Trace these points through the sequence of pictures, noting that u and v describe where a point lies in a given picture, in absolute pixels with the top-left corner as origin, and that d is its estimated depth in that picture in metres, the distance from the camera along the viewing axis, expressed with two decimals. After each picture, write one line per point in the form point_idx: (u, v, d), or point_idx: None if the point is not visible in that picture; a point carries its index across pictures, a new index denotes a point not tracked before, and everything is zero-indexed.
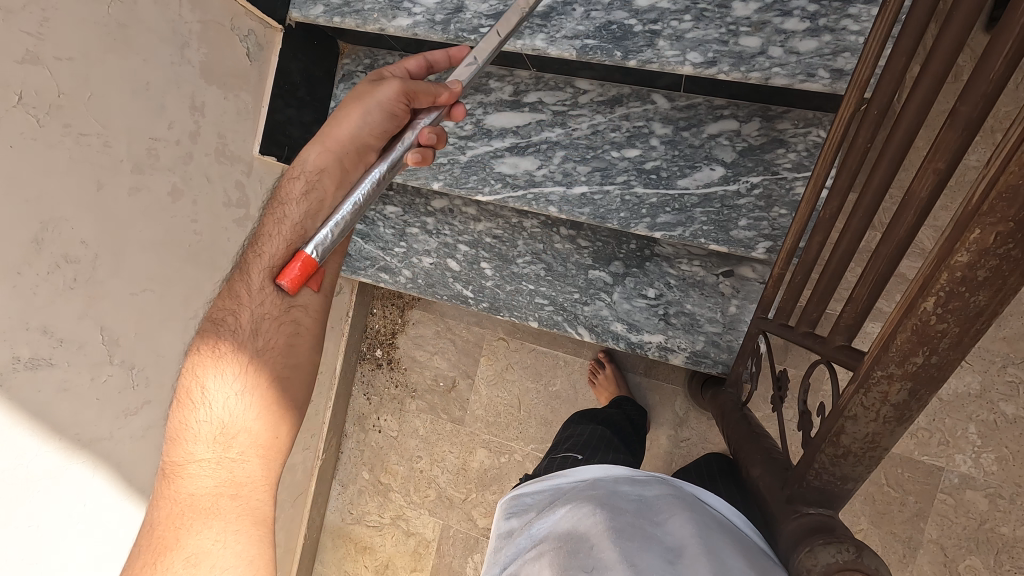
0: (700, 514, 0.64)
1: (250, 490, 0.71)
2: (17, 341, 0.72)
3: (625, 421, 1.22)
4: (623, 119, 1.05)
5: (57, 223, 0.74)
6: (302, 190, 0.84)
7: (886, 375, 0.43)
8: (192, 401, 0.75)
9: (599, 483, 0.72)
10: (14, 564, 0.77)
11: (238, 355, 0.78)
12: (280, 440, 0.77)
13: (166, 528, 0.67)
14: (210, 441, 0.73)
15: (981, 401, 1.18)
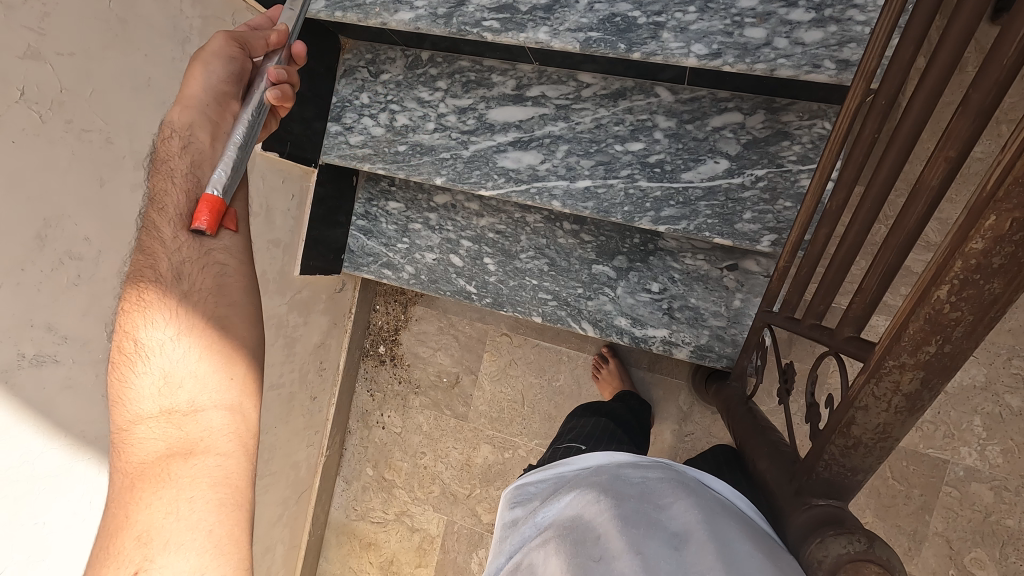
0: (704, 498, 0.63)
1: (211, 442, 0.58)
2: (21, 338, 0.72)
3: (629, 414, 1.22)
4: (626, 112, 1.04)
5: (60, 220, 0.74)
6: (178, 147, 0.73)
7: (898, 364, 0.43)
8: (127, 361, 0.63)
9: (602, 469, 0.71)
10: (21, 562, 0.77)
11: (166, 303, 0.65)
12: (243, 384, 0.64)
13: (114, 506, 0.54)
14: (158, 397, 0.60)
15: (986, 393, 1.18)
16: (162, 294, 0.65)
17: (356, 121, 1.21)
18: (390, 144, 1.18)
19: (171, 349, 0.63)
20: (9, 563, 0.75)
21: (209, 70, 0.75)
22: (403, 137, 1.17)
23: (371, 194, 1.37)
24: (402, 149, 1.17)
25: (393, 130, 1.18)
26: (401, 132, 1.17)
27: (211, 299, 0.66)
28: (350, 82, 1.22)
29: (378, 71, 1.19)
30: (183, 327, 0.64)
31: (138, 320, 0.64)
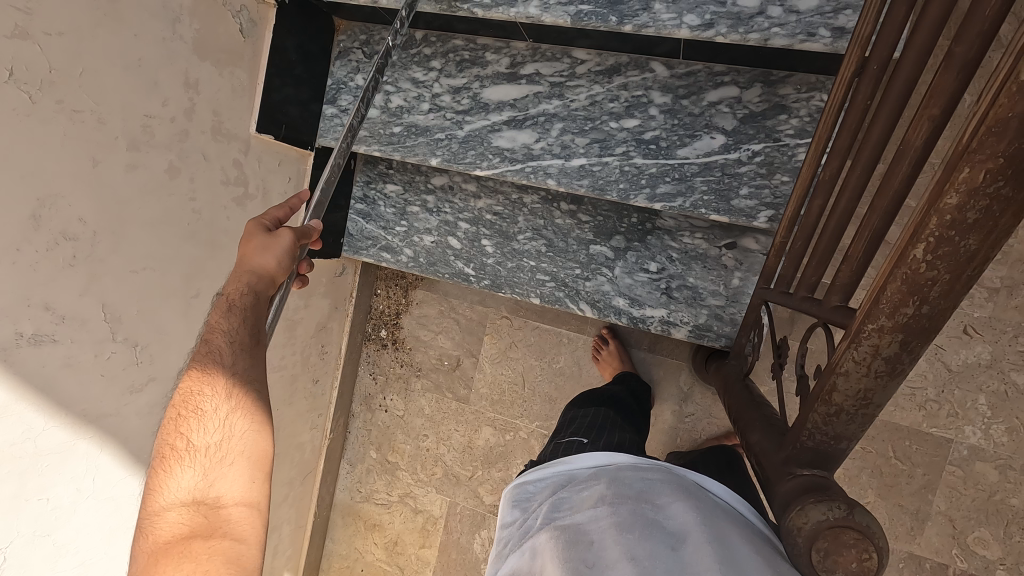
0: (702, 500, 0.68)
1: (232, 532, 0.64)
2: (19, 317, 0.73)
3: (629, 397, 1.22)
4: (621, 88, 1.03)
5: (54, 201, 0.75)
6: (227, 318, 0.76)
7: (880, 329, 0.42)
8: (171, 434, 0.70)
9: (601, 473, 0.76)
10: (23, 536, 0.80)
11: (221, 387, 0.73)
12: (236, 447, 0.70)
13: (158, 471, 0.69)
14: (203, 436, 0.70)
15: (991, 371, 1.17)
16: (216, 377, 0.73)
17: (352, 103, 1.21)
18: (385, 125, 1.17)
19: (211, 440, 0.70)
20: (14, 535, 0.79)
21: (287, 257, 0.79)
22: (398, 119, 1.16)
23: (369, 177, 1.37)
24: (397, 130, 1.16)
25: (388, 112, 1.17)
26: (396, 113, 1.17)
27: (269, 409, 0.75)
28: (344, 63, 1.22)
29: (373, 52, 1.19)
30: (219, 416, 0.71)
31: (192, 400, 0.72)
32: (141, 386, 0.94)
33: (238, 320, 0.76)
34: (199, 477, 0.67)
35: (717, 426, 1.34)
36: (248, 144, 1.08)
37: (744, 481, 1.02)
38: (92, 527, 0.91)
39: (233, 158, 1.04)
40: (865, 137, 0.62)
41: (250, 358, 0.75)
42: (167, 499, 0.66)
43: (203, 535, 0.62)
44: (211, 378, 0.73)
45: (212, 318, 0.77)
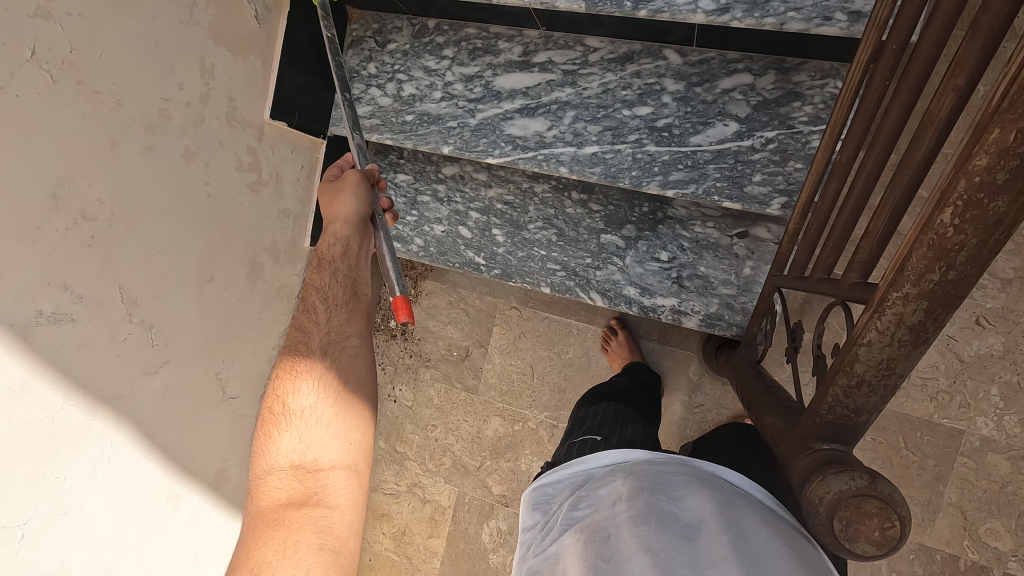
0: (718, 492, 0.68)
1: (332, 491, 0.70)
2: (38, 296, 0.74)
3: (639, 389, 1.22)
4: (634, 76, 1.03)
5: (73, 181, 0.76)
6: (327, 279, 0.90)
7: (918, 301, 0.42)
8: (279, 403, 0.80)
9: (618, 470, 0.76)
10: (40, 513, 0.81)
11: (322, 358, 0.83)
12: (337, 413, 0.78)
13: (268, 435, 0.78)
14: (307, 403, 0.78)
15: (1004, 362, 1.16)
16: (314, 355, 0.83)
17: (363, 92, 1.20)
18: (398, 114, 1.18)
19: (310, 413, 0.78)
20: (32, 513, 0.80)
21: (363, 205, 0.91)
22: (411, 107, 1.17)
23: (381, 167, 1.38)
24: (409, 118, 1.17)
25: (400, 100, 1.18)
26: (408, 102, 1.17)
27: (364, 380, 0.83)
28: (357, 53, 1.21)
29: (385, 41, 1.19)
30: (321, 386, 0.80)
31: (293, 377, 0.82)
32: (155, 369, 0.95)
33: (339, 278, 0.90)
34: (303, 439, 0.75)
35: (727, 416, 1.34)
36: (262, 131, 1.08)
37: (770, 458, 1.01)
38: (107, 507, 0.92)
39: (247, 145, 1.05)
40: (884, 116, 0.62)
41: (349, 310, 0.88)
42: (276, 459, 0.74)
43: (309, 489, 0.69)
44: (314, 350, 0.84)
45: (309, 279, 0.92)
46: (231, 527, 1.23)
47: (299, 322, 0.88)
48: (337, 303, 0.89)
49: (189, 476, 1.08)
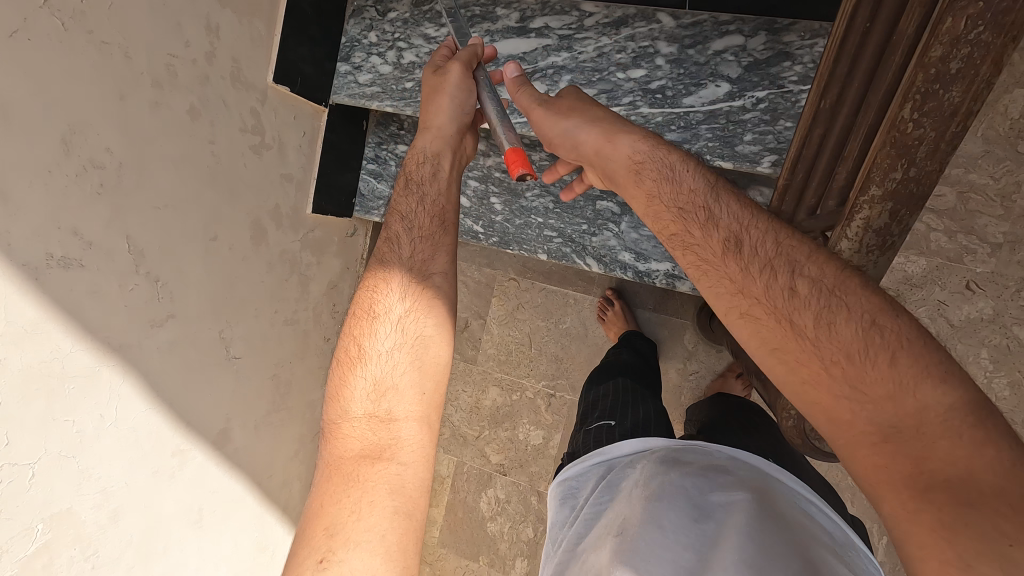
0: (728, 479, 0.73)
1: (409, 444, 0.72)
2: (50, 239, 0.77)
3: (642, 362, 1.25)
4: (628, 40, 1.05)
5: (84, 128, 0.78)
6: (416, 208, 0.92)
7: (787, 291, 0.61)
8: (360, 337, 0.82)
9: (638, 462, 0.82)
10: (50, 453, 0.84)
11: (405, 298, 0.84)
12: (418, 359, 0.80)
13: (347, 373, 0.80)
14: (385, 347, 0.80)
15: (993, 326, 1.18)
16: (394, 297, 0.84)
17: (364, 60, 1.24)
18: (398, 81, 1.21)
19: (387, 357, 0.79)
20: (42, 452, 0.83)
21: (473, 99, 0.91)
22: (411, 74, 1.20)
23: (381, 138, 1.41)
24: (409, 85, 1.20)
25: (401, 68, 1.21)
26: (408, 69, 1.20)
27: (444, 326, 0.84)
28: (359, 23, 1.25)
29: (386, 10, 1.22)
30: (399, 330, 0.82)
31: (372, 318, 0.84)
32: (161, 321, 0.97)
33: (433, 211, 0.91)
34: (381, 383, 0.77)
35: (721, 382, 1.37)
36: (265, 95, 1.11)
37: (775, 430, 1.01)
38: (113, 455, 0.94)
39: (251, 107, 1.08)
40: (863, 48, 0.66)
41: (432, 244, 0.89)
42: (354, 398, 0.76)
43: (390, 440, 0.72)
44: (401, 288, 0.85)
45: (392, 198, 0.94)
46: (235, 488, 1.26)
47: (381, 253, 0.90)
48: (422, 234, 0.90)
49: (196, 432, 1.11)
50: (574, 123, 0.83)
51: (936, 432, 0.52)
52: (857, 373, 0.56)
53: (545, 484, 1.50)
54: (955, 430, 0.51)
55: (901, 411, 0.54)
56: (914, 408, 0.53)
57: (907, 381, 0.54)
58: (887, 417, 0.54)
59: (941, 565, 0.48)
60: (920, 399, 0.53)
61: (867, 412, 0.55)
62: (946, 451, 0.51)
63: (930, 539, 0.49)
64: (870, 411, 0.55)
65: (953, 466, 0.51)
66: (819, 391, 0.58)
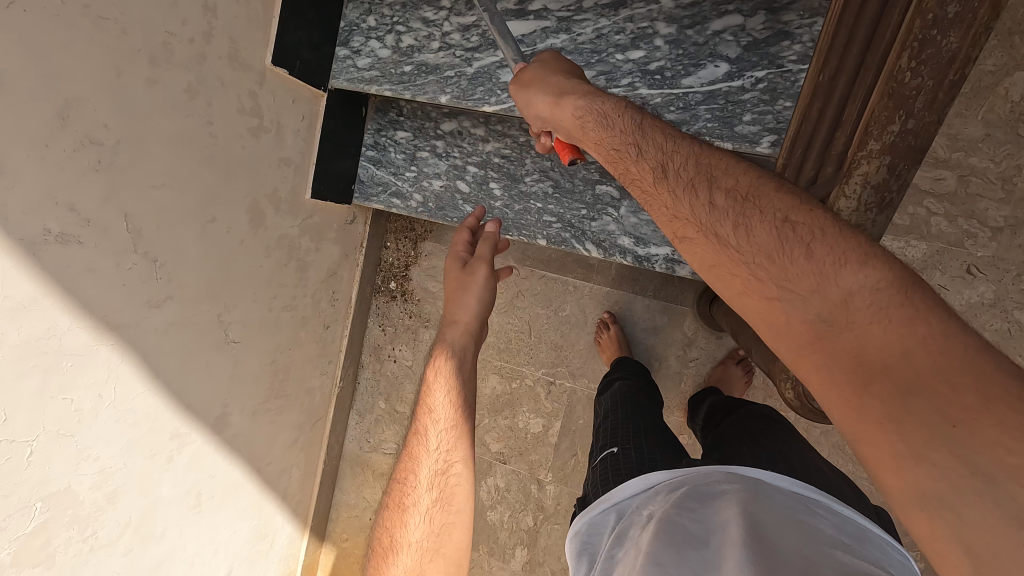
0: (737, 504, 0.67)
1: None
2: (46, 214, 0.77)
3: (645, 375, 1.25)
4: (627, 21, 1.05)
5: (80, 103, 0.78)
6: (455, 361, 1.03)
7: (709, 205, 0.61)
8: (400, 505, 0.88)
9: (649, 505, 0.77)
10: (47, 432, 0.84)
11: (444, 445, 0.93)
12: (451, 511, 0.85)
13: (389, 542, 0.85)
14: (420, 518, 0.85)
15: (995, 310, 1.18)
16: (432, 435, 0.94)
17: (363, 44, 1.24)
18: (397, 65, 1.21)
19: (421, 522, 0.85)
20: (39, 432, 0.83)
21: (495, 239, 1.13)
22: (409, 58, 1.20)
23: (380, 125, 1.41)
24: (408, 69, 1.20)
25: (399, 51, 1.21)
26: (407, 53, 1.20)
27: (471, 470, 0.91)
28: (357, 7, 1.24)
29: None
30: (434, 484, 0.88)
31: (412, 474, 0.91)
32: (159, 302, 0.97)
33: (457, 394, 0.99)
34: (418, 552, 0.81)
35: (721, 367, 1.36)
36: (263, 77, 1.11)
37: (788, 434, 1.00)
38: (110, 436, 0.94)
39: (248, 88, 1.08)
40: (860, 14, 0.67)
41: (470, 342, 1.07)
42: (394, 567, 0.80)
43: None
44: (444, 422, 0.95)
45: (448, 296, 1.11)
46: (232, 473, 1.26)
47: (431, 370, 1.03)
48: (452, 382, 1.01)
49: (194, 416, 1.11)
50: (539, 81, 0.87)
51: (866, 318, 0.48)
52: (781, 272, 0.54)
53: (545, 473, 1.50)
54: (887, 312, 0.47)
55: (827, 304, 0.50)
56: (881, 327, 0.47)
57: (831, 272, 0.51)
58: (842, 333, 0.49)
59: (914, 481, 0.42)
60: (846, 289, 0.50)
61: (799, 311, 0.52)
62: (877, 337, 0.47)
63: (878, 435, 0.44)
64: (806, 306, 0.51)
65: (887, 352, 0.46)
66: (752, 298, 0.55)
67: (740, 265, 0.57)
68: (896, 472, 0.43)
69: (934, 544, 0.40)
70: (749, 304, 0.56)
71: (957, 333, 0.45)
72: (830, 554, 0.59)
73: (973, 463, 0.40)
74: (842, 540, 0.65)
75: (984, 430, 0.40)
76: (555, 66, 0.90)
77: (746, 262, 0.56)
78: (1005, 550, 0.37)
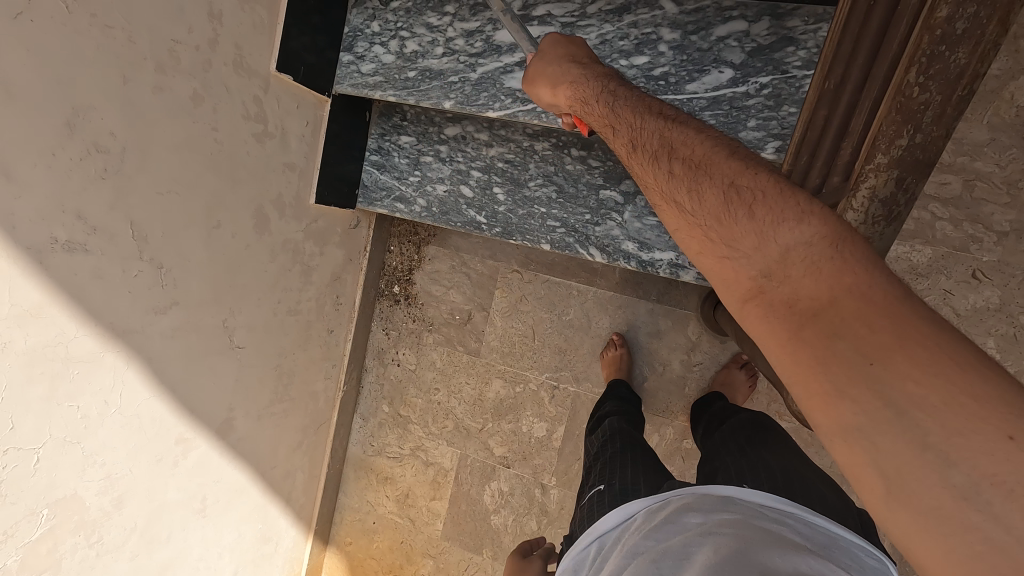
0: (704, 521, 0.69)
1: None
2: (53, 222, 0.77)
3: (632, 408, 1.25)
4: (631, 27, 1.05)
5: (87, 111, 0.79)
6: None
7: (670, 176, 0.61)
8: None
9: (624, 534, 0.77)
10: (52, 439, 0.84)
11: None
12: None
13: None
14: None
15: (1000, 315, 1.17)
16: None
17: (367, 50, 1.24)
18: (401, 70, 1.21)
19: None
20: (46, 437, 0.83)
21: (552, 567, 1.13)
22: (413, 63, 1.20)
23: (384, 129, 1.41)
24: (412, 75, 1.20)
25: (403, 57, 1.21)
26: (411, 59, 1.20)
27: None
28: (361, 13, 1.25)
29: None
30: None
31: None
32: (164, 308, 0.98)
33: None
34: None
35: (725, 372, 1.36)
36: (268, 82, 1.11)
37: (772, 435, 1.01)
38: (117, 442, 0.95)
39: (254, 94, 1.08)
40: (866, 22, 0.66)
41: None
42: None
43: None
44: None
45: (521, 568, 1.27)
46: (237, 477, 1.26)
47: None
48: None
49: (199, 420, 1.11)
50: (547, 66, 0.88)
51: (800, 271, 0.48)
52: (728, 231, 0.54)
53: (548, 477, 1.50)
54: (819, 264, 0.47)
55: (765, 261, 0.51)
56: (812, 271, 0.48)
57: (770, 229, 0.51)
58: (781, 282, 0.49)
59: (839, 418, 0.41)
60: (782, 244, 0.50)
61: (744, 266, 0.52)
62: (810, 287, 0.47)
63: (809, 376, 0.44)
64: (751, 261, 0.52)
65: (818, 298, 0.46)
66: (706, 257, 0.56)
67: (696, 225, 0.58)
68: (824, 408, 0.42)
69: (855, 474, 0.41)
70: (704, 262, 0.56)
71: (883, 282, 0.45)
72: (792, 556, 0.61)
73: (888, 398, 0.40)
74: (805, 544, 0.65)
75: (900, 368, 0.40)
76: (558, 53, 0.89)
77: (700, 222, 0.57)
78: (918, 474, 0.37)
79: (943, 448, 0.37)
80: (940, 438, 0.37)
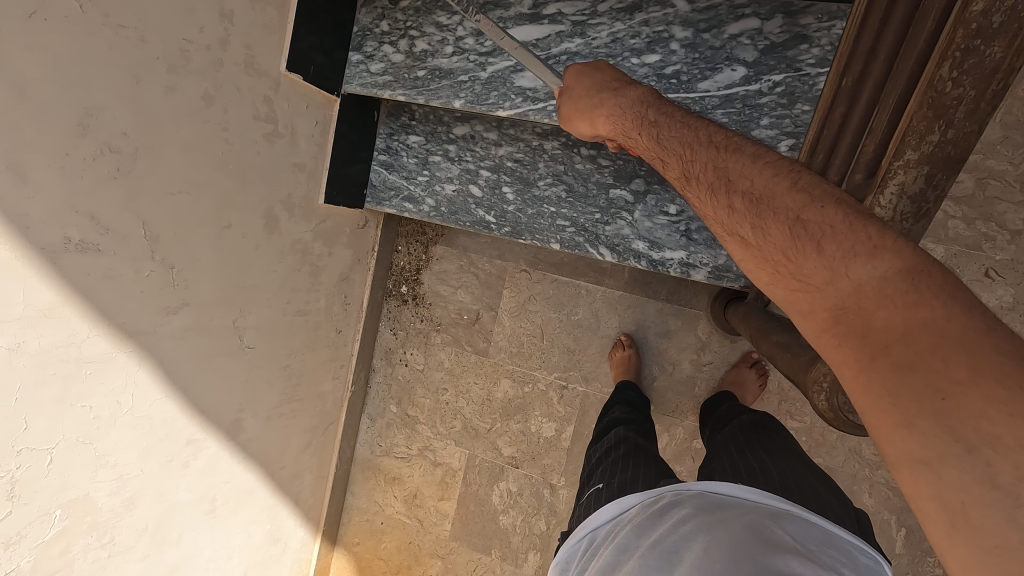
0: (696, 517, 0.69)
1: None
2: (66, 222, 0.77)
3: (636, 413, 1.22)
4: (643, 25, 1.04)
5: (100, 111, 0.78)
6: None
7: (731, 207, 0.57)
8: None
9: (617, 527, 0.78)
10: (65, 440, 0.84)
11: None
12: None
13: None
14: None
15: (1013, 314, 1.16)
16: None
17: (377, 49, 1.24)
18: (410, 70, 1.21)
19: None
20: (59, 439, 0.83)
21: None
22: (423, 62, 1.20)
23: (392, 129, 1.40)
24: (422, 74, 1.20)
25: (413, 56, 1.21)
26: (420, 58, 1.20)
27: None
28: (370, 12, 1.24)
29: None
30: None
31: None
32: (176, 308, 0.97)
33: None
34: None
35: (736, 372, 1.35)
36: (277, 82, 1.11)
37: (774, 441, 0.99)
38: (129, 443, 0.94)
39: (263, 94, 1.08)
40: (890, 17, 0.66)
41: None
42: None
43: None
44: None
45: None
46: (246, 478, 1.26)
47: None
48: None
49: (209, 421, 1.11)
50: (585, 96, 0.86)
51: (874, 304, 0.43)
52: (795, 264, 0.49)
53: (557, 477, 1.49)
54: (894, 296, 0.42)
55: (838, 295, 0.45)
56: (886, 303, 0.42)
57: (841, 259, 0.46)
58: (853, 317, 0.44)
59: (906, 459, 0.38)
60: (856, 279, 0.44)
61: (816, 300, 0.47)
62: (882, 320, 0.42)
63: (881, 418, 0.40)
64: (819, 294, 0.47)
65: (891, 332, 0.41)
66: (776, 289, 0.51)
67: (757, 256, 0.53)
68: (888, 440, 0.39)
69: (920, 508, 0.37)
70: (775, 293, 0.52)
71: (966, 311, 0.39)
72: (782, 552, 0.61)
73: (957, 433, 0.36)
74: (797, 542, 0.64)
75: (976, 405, 0.35)
76: (588, 84, 0.87)
77: (762, 253, 0.53)
78: (981, 509, 0.34)
79: (1016, 489, 0.33)
80: (1012, 479, 0.33)
